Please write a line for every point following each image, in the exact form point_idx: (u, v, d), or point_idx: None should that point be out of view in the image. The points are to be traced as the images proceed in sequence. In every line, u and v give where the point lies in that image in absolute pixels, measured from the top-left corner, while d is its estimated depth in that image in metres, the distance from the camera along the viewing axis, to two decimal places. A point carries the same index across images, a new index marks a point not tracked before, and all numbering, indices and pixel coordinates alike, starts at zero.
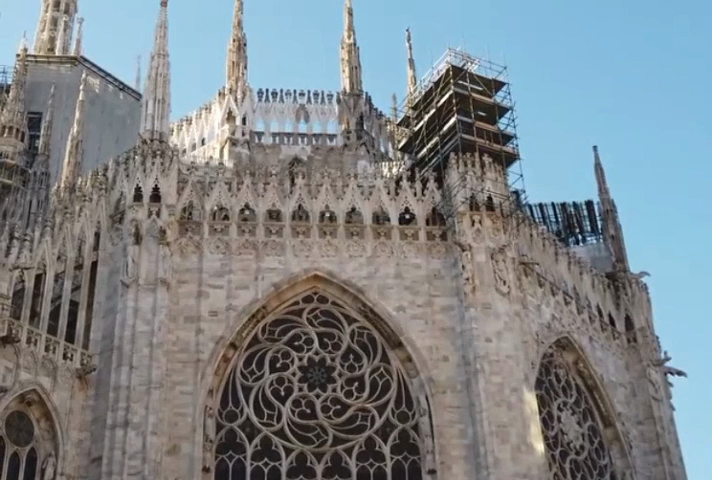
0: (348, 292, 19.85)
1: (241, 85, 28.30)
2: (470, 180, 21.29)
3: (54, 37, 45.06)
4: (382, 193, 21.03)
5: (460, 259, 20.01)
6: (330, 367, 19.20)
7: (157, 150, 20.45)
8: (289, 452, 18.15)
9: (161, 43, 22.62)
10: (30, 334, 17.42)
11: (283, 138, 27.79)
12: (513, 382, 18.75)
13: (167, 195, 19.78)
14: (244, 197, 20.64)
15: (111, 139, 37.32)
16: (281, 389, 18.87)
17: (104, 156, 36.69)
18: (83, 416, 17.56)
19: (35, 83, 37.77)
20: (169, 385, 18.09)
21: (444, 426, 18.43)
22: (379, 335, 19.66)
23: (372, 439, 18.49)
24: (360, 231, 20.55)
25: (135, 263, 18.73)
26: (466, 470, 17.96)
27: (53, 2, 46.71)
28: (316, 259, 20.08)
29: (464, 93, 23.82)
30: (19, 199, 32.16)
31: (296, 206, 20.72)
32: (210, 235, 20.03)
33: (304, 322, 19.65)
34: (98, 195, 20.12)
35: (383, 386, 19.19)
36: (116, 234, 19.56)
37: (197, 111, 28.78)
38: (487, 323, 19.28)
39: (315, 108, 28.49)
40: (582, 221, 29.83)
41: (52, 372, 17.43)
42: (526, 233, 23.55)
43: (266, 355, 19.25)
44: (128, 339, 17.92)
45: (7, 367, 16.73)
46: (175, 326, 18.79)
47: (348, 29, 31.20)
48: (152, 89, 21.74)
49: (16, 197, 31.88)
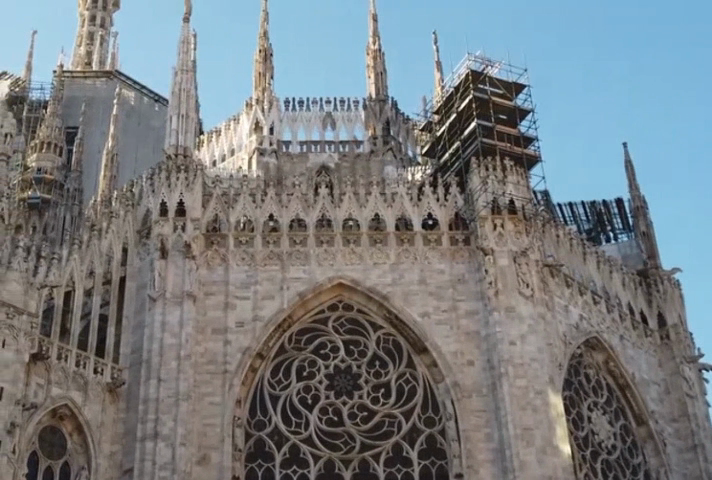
0: (373, 299, 20.05)
1: (268, 95, 28.60)
2: (491, 184, 21.33)
3: (91, 51, 45.83)
4: (404, 200, 21.16)
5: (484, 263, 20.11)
6: (356, 374, 19.41)
7: (181, 165, 20.71)
8: (318, 459, 18.40)
9: (184, 58, 22.97)
10: (61, 350, 17.86)
11: (311, 146, 27.99)
12: (538, 385, 18.79)
13: (192, 209, 20.11)
14: (269, 208, 20.89)
15: (146, 151, 37.91)
16: (308, 397, 19.12)
17: (140, 168, 37.28)
18: (115, 429, 17.98)
19: (72, 98, 38.49)
20: (197, 396, 18.44)
21: (470, 430, 18.58)
22: (404, 341, 19.84)
23: (399, 445, 18.69)
24: (384, 238, 20.74)
25: (162, 277, 19.10)
26: (493, 473, 18.11)
27: (89, 18, 47.49)
28: (340, 267, 20.31)
29: (483, 97, 23.96)
30: (57, 213, 32.83)
31: (320, 216, 20.94)
32: (236, 247, 20.34)
33: (330, 330, 19.88)
34: (125, 212, 20.51)
35: (409, 391, 19.35)
36: (143, 249, 19.95)
37: (225, 122, 29.13)
38: (512, 327, 19.35)
39: (341, 116, 28.56)
40: (614, 219, 29.78)
41: (83, 386, 17.87)
42: (552, 234, 23.56)
43: (293, 363, 19.51)
44: (157, 352, 18.29)
45: (39, 383, 17.17)
46: (203, 338, 19.14)
47: (373, 35, 31.37)
48: (176, 104, 22.09)
49: (55, 211, 32.81)
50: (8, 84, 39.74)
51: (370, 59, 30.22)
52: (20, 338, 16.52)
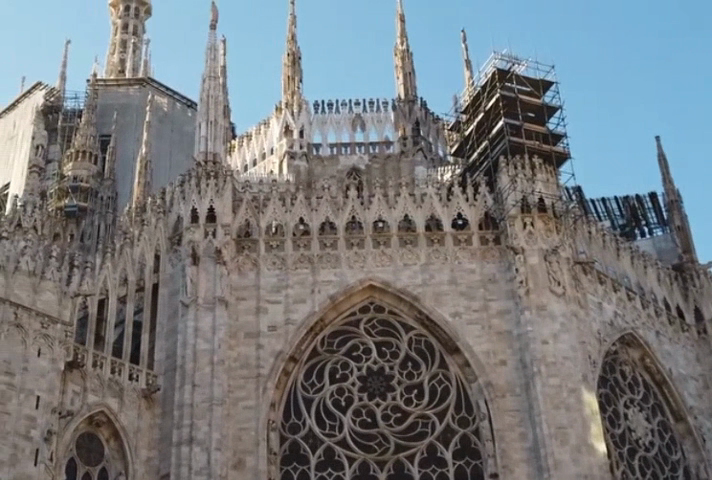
0: (404, 300, 20.08)
1: (298, 98, 28.73)
2: (520, 183, 21.27)
3: (124, 59, 46.21)
4: (434, 200, 21.17)
5: (515, 262, 20.09)
6: (389, 376, 19.47)
7: (211, 171, 20.88)
8: (353, 461, 18.48)
9: (211, 65, 23.15)
10: (96, 357, 18.08)
11: (341, 148, 28.05)
12: (572, 383, 18.72)
13: (222, 215, 20.28)
14: (298, 212, 20.99)
15: (180, 157, 38.30)
16: (341, 400, 19.20)
17: (174, 174, 37.67)
18: (151, 434, 18.16)
19: (106, 105, 38.87)
20: (232, 400, 18.60)
21: (504, 430, 18.56)
22: (436, 341, 19.86)
23: (434, 446, 18.71)
24: (414, 239, 20.76)
25: (193, 283, 19.28)
26: (528, 473, 18.07)
27: (122, 25, 47.91)
28: (371, 270, 20.37)
29: (510, 96, 23.90)
30: (93, 221, 33.25)
31: (349, 218, 21.02)
32: (266, 251, 20.48)
33: (362, 332, 19.94)
34: (156, 219, 20.72)
35: (442, 392, 19.36)
36: (175, 256, 20.14)
37: (256, 126, 29.31)
38: (544, 325, 19.29)
39: (370, 117, 28.63)
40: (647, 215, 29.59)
41: (119, 393, 18.07)
42: (585, 231, 23.43)
43: (326, 366, 19.59)
44: (190, 358, 18.47)
45: (76, 391, 17.39)
46: (236, 342, 19.30)
47: (401, 35, 31.39)
48: (205, 111, 22.28)
49: (92, 219, 33.21)
50: (43, 94, 39.83)
51: (398, 60, 30.24)
52: (55, 347, 16.73)
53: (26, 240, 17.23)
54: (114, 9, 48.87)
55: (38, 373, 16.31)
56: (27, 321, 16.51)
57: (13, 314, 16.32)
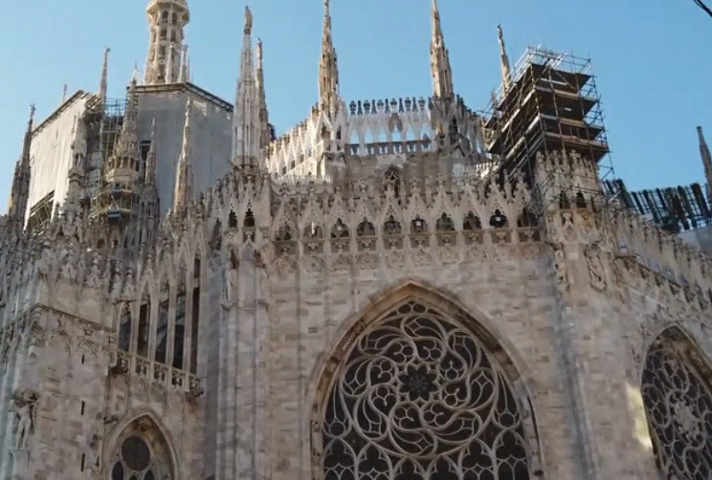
0: (444, 299, 20.06)
1: (334, 99, 28.81)
2: (558, 178, 21.15)
3: (163, 64, 46.58)
4: (471, 198, 21.14)
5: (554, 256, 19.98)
6: (431, 375, 19.46)
7: (248, 175, 21.02)
8: (396, 461, 18.50)
9: (247, 69, 23.31)
10: (139, 362, 18.28)
11: (379, 148, 28.08)
12: (615, 378, 18.56)
13: (260, 218, 20.43)
14: (336, 213, 21.06)
15: (221, 161, 38.59)
16: (384, 399, 19.23)
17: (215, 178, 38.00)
18: (196, 437, 18.32)
19: (146, 112, 39.27)
20: (274, 402, 18.71)
21: (548, 427, 18.47)
22: (477, 339, 19.81)
23: (477, 444, 18.66)
24: (452, 237, 20.74)
25: (234, 287, 19.44)
26: (573, 470, 17.95)
27: (160, 31, 48.33)
28: (409, 269, 20.38)
29: (546, 91, 23.78)
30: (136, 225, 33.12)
31: (387, 218, 21.07)
32: (305, 253, 20.57)
33: (403, 331, 19.95)
34: (195, 224, 20.90)
35: (484, 390, 19.32)
36: (215, 260, 20.31)
37: (293, 128, 29.44)
38: (585, 321, 19.17)
39: (407, 116, 28.61)
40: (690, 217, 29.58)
41: (163, 397, 18.24)
42: (626, 225, 23.21)
43: (367, 366, 19.62)
44: (232, 360, 18.61)
45: (120, 396, 17.59)
46: (277, 344, 19.41)
47: (435, 34, 31.36)
48: (241, 116, 22.44)
49: (134, 224, 33.10)
50: (84, 102, 40.60)
51: (433, 58, 30.22)
52: (98, 353, 16.95)
53: (68, 248, 17.45)
54: (151, 15, 49.30)
55: (82, 379, 16.54)
56: (71, 328, 16.74)
57: (57, 322, 16.54)
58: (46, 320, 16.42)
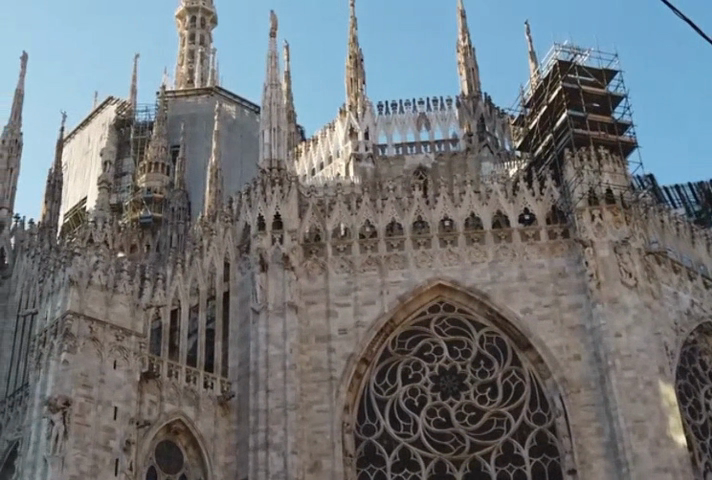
0: (474, 298, 20.01)
1: (361, 100, 28.82)
2: (587, 175, 21.01)
3: (192, 69, 46.82)
4: (499, 197, 21.07)
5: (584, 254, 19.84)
6: (462, 374, 19.40)
7: (276, 178, 21.08)
8: (429, 461, 18.47)
9: (273, 73, 23.40)
10: (171, 367, 18.39)
11: (407, 148, 28.05)
12: (647, 375, 18.40)
13: (288, 221, 20.49)
14: (364, 214, 21.07)
15: (251, 163, 38.74)
16: (415, 400, 19.19)
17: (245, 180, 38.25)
18: (229, 441, 18.41)
19: (176, 116, 39.52)
20: (305, 404, 18.76)
21: (580, 425, 18.36)
22: (508, 338, 19.72)
23: (510, 443, 18.58)
24: (481, 236, 20.68)
25: (263, 290, 19.51)
26: (607, 468, 17.83)
27: (189, 36, 48.60)
28: (438, 269, 20.35)
29: (573, 87, 23.63)
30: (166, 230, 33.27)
31: (416, 218, 21.05)
32: (334, 255, 20.60)
33: (433, 331, 19.90)
34: (224, 228, 21.01)
35: (516, 389, 19.23)
36: (244, 264, 20.41)
37: (321, 130, 29.47)
38: (616, 318, 19.02)
39: (435, 115, 28.57)
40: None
41: (195, 401, 18.34)
42: (657, 220, 22.77)
43: (398, 367, 19.59)
44: (263, 364, 18.68)
45: (153, 400, 17.69)
46: (308, 346, 19.45)
47: (462, 32, 31.28)
48: (268, 119, 22.53)
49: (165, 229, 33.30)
50: (115, 108, 40.89)
51: (460, 56, 30.14)
52: (130, 358, 17.09)
53: (98, 255, 17.60)
54: (180, 20, 49.57)
55: (114, 385, 16.68)
56: (102, 334, 16.87)
57: (88, 329, 16.69)
58: (77, 327, 16.57)
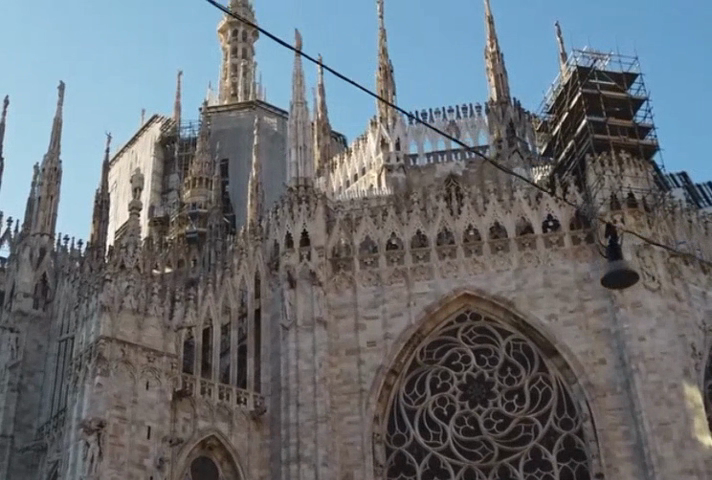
0: (499, 306, 20.28)
1: (392, 111, 29.30)
2: (608, 180, 21.21)
3: (236, 82, 47.60)
4: (522, 204, 21.38)
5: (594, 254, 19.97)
6: (489, 382, 19.63)
7: (303, 196, 21.63)
8: (458, 469, 18.78)
9: (298, 91, 24.01)
10: (204, 384, 18.95)
11: (438, 156, 28.48)
12: (672, 378, 18.54)
13: (315, 237, 21.06)
14: (390, 227, 21.49)
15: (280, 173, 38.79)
16: (444, 409, 19.48)
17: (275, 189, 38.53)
18: (262, 454, 18.94)
19: (220, 131, 40.35)
20: (337, 416, 19.24)
21: (607, 430, 18.49)
22: (534, 344, 19.93)
23: (538, 449, 18.81)
24: (505, 245, 20.98)
25: (292, 306, 20.09)
26: (633, 471, 17.99)
27: (231, 50, 49.42)
28: (464, 278, 20.67)
29: (592, 93, 23.96)
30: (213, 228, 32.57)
31: (441, 229, 21.39)
32: (361, 269, 21.05)
33: (460, 340, 20.19)
34: (254, 246, 21.63)
35: (543, 395, 19.41)
36: (274, 281, 21.02)
37: (354, 142, 30.04)
38: (639, 322, 19.17)
39: (465, 123, 28.99)
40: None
41: (228, 417, 18.86)
42: (684, 221, 21.71)
43: (426, 377, 19.90)
44: (293, 378, 19.22)
45: (187, 418, 18.25)
46: (338, 360, 19.94)
47: (491, 37, 31.57)
48: (294, 138, 23.09)
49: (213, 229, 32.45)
50: (160, 125, 41.81)
51: (489, 63, 30.34)
52: (162, 378, 17.72)
53: (129, 279, 18.32)
54: (222, 34, 50.41)
55: (148, 405, 17.35)
56: (134, 356, 17.56)
57: (121, 352, 17.40)
58: (110, 351, 17.28)
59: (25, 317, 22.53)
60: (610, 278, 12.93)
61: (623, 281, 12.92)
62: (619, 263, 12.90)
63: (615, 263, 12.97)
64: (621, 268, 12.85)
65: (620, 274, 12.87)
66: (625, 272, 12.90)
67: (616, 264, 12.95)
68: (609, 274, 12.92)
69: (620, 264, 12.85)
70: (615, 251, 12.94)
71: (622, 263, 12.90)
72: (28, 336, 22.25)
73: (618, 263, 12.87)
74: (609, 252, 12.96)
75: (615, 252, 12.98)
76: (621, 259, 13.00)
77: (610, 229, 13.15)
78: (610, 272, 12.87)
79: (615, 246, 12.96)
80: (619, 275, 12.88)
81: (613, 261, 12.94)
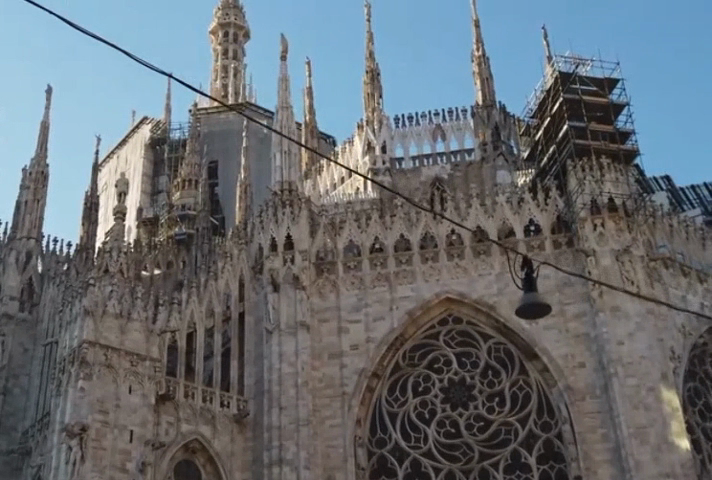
0: (481, 310, 20.48)
1: (378, 114, 29.36)
2: (588, 185, 21.39)
3: (226, 83, 47.63)
4: (505, 209, 21.49)
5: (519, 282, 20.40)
6: (470, 385, 19.81)
7: (287, 200, 21.79)
8: (439, 472, 18.96)
9: (284, 95, 24.16)
10: (187, 388, 19.11)
11: (424, 160, 28.66)
12: (650, 382, 18.76)
13: (299, 241, 21.22)
14: (374, 230, 21.68)
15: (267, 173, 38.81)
16: (425, 412, 19.66)
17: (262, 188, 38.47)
18: (245, 457, 19.11)
19: (210, 132, 40.30)
20: (319, 419, 19.42)
21: (586, 432, 18.71)
22: (515, 348, 20.12)
23: (517, 452, 19.00)
24: (487, 249, 21.19)
25: (275, 309, 20.27)
26: (612, 474, 18.20)
27: (222, 51, 49.50)
28: (446, 282, 20.84)
29: (573, 97, 24.33)
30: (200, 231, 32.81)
31: (424, 232, 21.55)
32: (345, 273, 21.22)
33: (442, 344, 20.37)
34: (239, 251, 21.84)
35: (523, 398, 19.61)
36: (258, 284, 21.19)
37: (342, 145, 30.31)
38: (618, 326, 19.39)
39: (451, 126, 29.14)
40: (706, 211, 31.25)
41: (211, 420, 19.03)
42: (665, 225, 21.92)
43: (408, 380, 20.08)
44: (276, 382, 19.40)
45: (170, 421, 18.40)
46: (320, 363, 20.12)
47: (478, 40, 31.81)
48: (279, 142, 23.24)
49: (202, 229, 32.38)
50: (150, 127, 41.94)
51: (475, 66, 30.64)
52: (145, 382, 17.89)
53: (112, 284, 18.45)
54: (213, 35, 50.51)
55: (130, 409, 17.50)
56: (117, 360, 17.72)
57: (104, 356, 17.56)
58: (93, 355, 17.44)
59: (10, 320, 22.73)
60: (523, 309, 12.38)
61: (535, 313, 12.39)
62: (532, 296, 12.31)
63: (527, 296, 12.39)
64: (533, 302, 12.26)
65: (533, 307, 12.33)
66: (537, 305, 12.34)
67: (529, 296, 12.36)
68: (522, 306, 12.37)
69: (534, 298, 12.27)
70: (530, 283, 12.34)
71: (535, 295, 12.33)
72: (14, 339, 22.43)
73: (532, 296, 12.30)
74: (522, 283, 12.39)
75: (529, 283, 12.38)
76: (535, 291, 12.42)
77: (526, 258, 12.50)
78: (522, 306, 12.32)
79: (530, 277, 12.40)
80: (530, 309, 12.31)
81: (528, 293, 12.36)
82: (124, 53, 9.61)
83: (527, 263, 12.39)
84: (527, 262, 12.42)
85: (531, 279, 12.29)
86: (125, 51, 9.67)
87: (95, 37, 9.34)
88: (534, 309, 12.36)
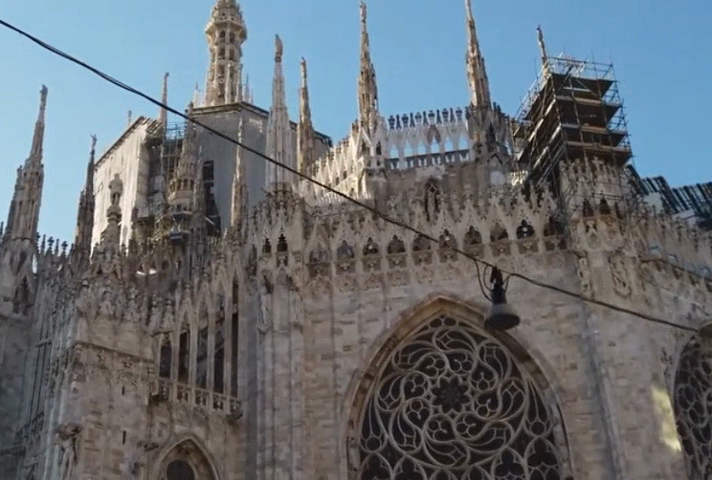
0: (473, 311, 20.55)
1: (373, 115, 29.32)
2: (581, 187, 21.46)
3: (223, 83, 47.65)
4: (498, 210, 21.59)
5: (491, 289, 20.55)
6: (463, 386, 19.89)
7: (281, 200, 21.86)
8: (431, 472, 19.04)
9: (278, 97, 24.23)
10: (181, 389, 19.17)
11: (418, 161, 28.74)
12: (641, 383, 18.85)
13: (293, 242, 21.28)
14: (367, 232, 21.74)
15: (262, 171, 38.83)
16: (418, 413, 19.73)
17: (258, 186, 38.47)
18: (238, 458, 19.18)
19: (205, 133, 40.51)
20: (312, 420, 19.50)
21: (577, 433, 18.80)
22: (508, 349, 20.20)
23: (509, 453, 19.09)
24: (480, 250, 21.22)
25: (269, 310, 20.34)
26: (603, 474, 18.29)
27: (218, 51, 49.54)
28: (439, 283, 20.92)
29: (566, 99, 24.64)
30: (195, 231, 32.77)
31: (417, 234, 21.58)
32: (338, 274, 21.29)
33: (435, 345, 20.45)
34: (233, 252, 21.92)
35: (515, 399, 19.69)
36: (252, 285, 21.25)
37: (336, 146, 30.34)
38: (610, 327, 19.48)
39: (445, 127, 29.22)
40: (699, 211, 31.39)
41: (204, 421, 19.10)
42: (657, 226, 22.01)
43: (401, 381, 20.16)
44: (269, 383, 19.48)
45: (163, 422, 18.47)
46: (313, 364, 20.19)
47: (472, 41, 31.90)
48: (273, 142, 23.30)
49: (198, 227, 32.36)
50: (146, 128, 42.00)
51: (469, 67, 30.76)
52: (138, 383, 17.97)
53: (106, 285, 18.51)
54: (210, 35, 50.56)
55: (123, 410, 17.58)
56: (110, 361, 17.79)
57: (97, 357, 17.63)
58: (86, 356, 17.51)
59: (5, 321, 22.81)
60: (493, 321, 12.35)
61: (503, 324, 12.36)
62: (500, 307, 12.32)
63: (496, 308, 12.41)
64: (502, 313, 12.26)
65: (501, 318, 12.30)
66: (505, 317, 12.33)
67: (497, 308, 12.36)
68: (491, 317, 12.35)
69: (502, 309, 12.29)
70: (499, 294, 12.37)
71: (504, 306, 12.34)
72: (9, 340, 22.51)
73: (501, 307, 12.30)
74: (492, 295, 12.43)
75: (499, 295, 12.43)
76: (505, 303, 12.44)
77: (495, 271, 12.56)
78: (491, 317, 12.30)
79: (499, 289, 12.43)
80: (498, 320, 12.28)
81: (496, 304, 12.37)
82: (101, 77, 9.69)
83: (496, 276, 12.37)
84: (496, 274, 12.44)
85: (499, 290, 12.34)
86: (101, 75, 9.69)
87: (75, 61, 9.43)
88: (503, 322, 12.34)
